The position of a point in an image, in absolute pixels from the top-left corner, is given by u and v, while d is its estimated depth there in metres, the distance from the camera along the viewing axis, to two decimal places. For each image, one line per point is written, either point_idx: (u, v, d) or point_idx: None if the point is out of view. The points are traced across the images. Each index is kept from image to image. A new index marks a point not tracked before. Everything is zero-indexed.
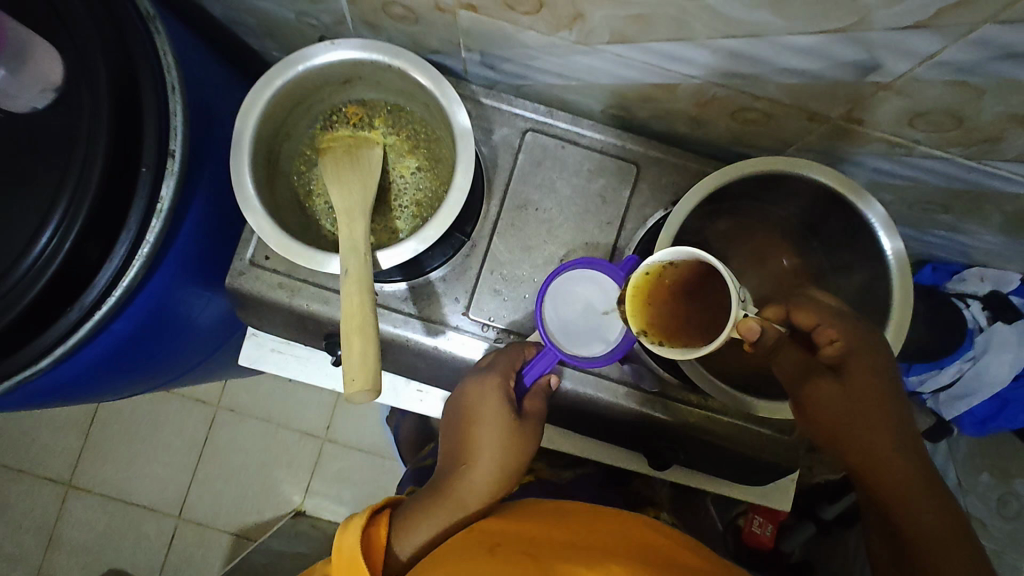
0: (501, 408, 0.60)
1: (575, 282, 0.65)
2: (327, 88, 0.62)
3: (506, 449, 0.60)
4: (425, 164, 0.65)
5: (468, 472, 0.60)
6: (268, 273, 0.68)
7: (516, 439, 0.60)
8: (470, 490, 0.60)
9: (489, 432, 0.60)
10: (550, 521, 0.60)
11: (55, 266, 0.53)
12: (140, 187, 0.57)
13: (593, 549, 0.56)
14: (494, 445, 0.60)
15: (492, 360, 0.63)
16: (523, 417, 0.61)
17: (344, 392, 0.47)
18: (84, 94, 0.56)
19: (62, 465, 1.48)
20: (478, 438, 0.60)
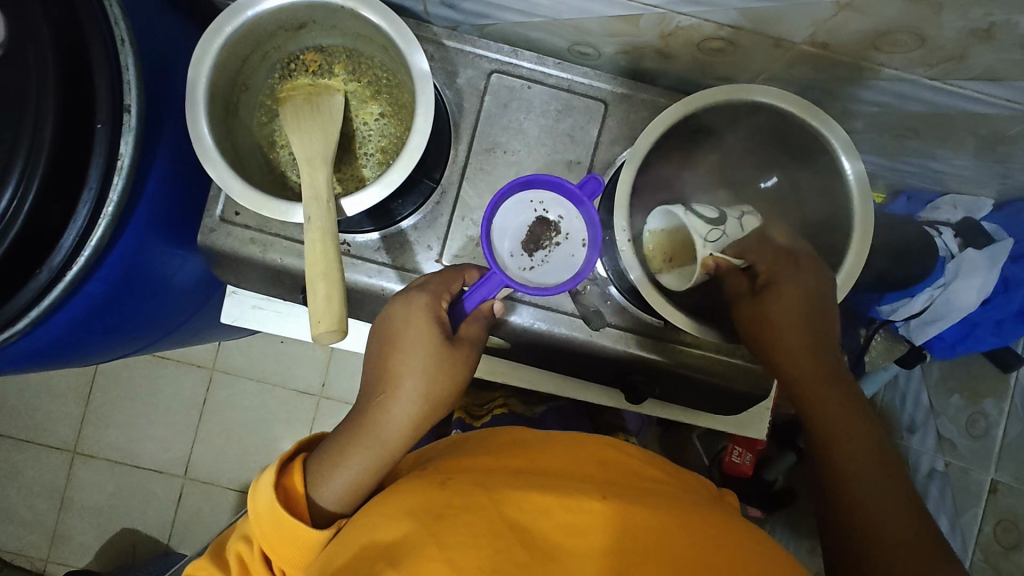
0: (426, 330, 0.57)
1: (527, 205, 0.64)
2: (281, 34, 0.61)
3: (434, 378, 0.57)
4: (388, 109, 0.64)
5: (391, 403, 0.57)
6: (238, 229, 0.68)
7: (445, 366, 0.57)
8: (394, 422, 0.58)
9: (412, 357, 0.57)
10: (499, 452, 0.62)
11: (17, 227, 0.52)
12: (97, 143, 0.57)
13: (542, 475, 0.58)
14: (418, 373, 0.57)
15: (422, 284, 0.60)
16: (457, 339, 0.58)
17: (311, 334, 0.48)
18: (30, 53, 0.54)
19: (65, 433, 1.52)
20: (400, 365, 0.57)
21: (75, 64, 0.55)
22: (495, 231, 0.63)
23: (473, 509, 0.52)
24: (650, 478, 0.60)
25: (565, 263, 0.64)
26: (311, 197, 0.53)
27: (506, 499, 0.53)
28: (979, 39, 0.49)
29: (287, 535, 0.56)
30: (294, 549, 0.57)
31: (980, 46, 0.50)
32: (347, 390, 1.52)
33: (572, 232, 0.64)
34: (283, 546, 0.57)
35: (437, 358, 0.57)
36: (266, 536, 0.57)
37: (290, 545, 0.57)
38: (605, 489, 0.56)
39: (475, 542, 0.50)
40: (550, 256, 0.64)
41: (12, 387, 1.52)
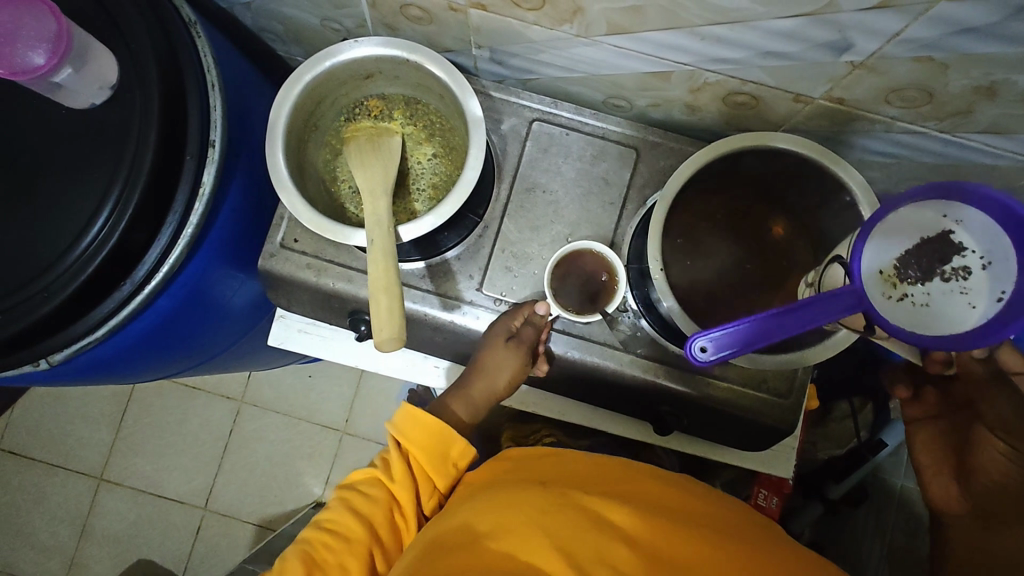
0: (501, 343, 0.69)
1: (930, 213, 0.50)
2: (351, 83, 0.69)
3: (499, 367, 0.70)
4: (440, 150, 0.71)
5: (482, 386, 0.72)
6: (296, 255, 0.74)
7: (501, 358, 0.69)
8: (490, 392, 0.72)
9: (495, 361, 0.70)
10: (578, 462, 0.66)
11: (108, 247, 0.59)
12: (185, 173, 0.63)
13: (624, 488, 0.62)
14: (501, 368, 0.70)
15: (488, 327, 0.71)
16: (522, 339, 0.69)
17: (374, 340, 0.52)
18: (137, 90, 0.62)
19: (93, 459, 1.55)
20: (491, 369, 0.70)
21: (174, 102, 0.62)
22: (869, 244, 0.51)
23: (572, 509, 0.57)
24: (695, 504, 0.61)
25: (960, 317, 0.49)
26: (376, 229, 0.58)
27: (598, 502, 0.58)
28: (983, 96, 0.55)
29: (437, 446, 0.70)
30: (441, 461, 0.70)
31: (985, 102, 0.55)
32: (370, 427, 1.55)
33: (982, 278, 0.49)
34: (430, 461, 0.69)
35: (498, 350, 0.69)
36: (416, 453, 0.70)
37: (439, 457, 0.70)
38: (677, 509, 0.60)
39: (584, 537, 0.54)
40: (917, 300, 0.50)
41: (46, 412, 1.56)
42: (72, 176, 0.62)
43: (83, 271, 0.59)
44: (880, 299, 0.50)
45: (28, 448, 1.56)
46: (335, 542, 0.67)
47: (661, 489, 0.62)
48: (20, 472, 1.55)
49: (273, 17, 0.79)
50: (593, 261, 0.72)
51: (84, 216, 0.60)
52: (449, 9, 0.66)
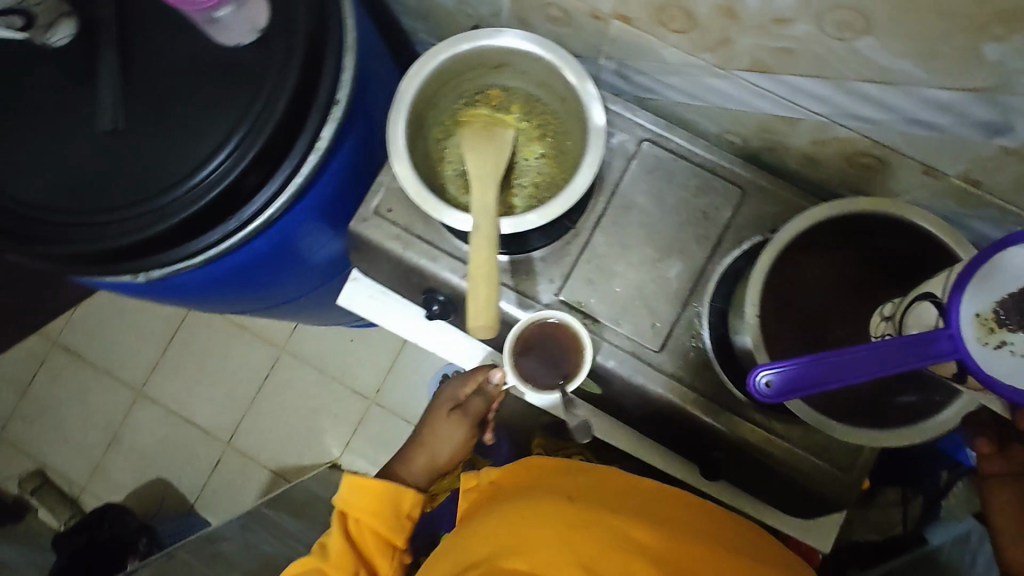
0: (450, 425, 0.86)
1: None
2: (479, 70, 0.69)
3: (444, 437, 0.86)
4: (549, 151, 0.71)
5: (410, 469, 0.87)
6: (387, 224, 0.75)
7: (445, 425, 0.86)
8: (443, 450, 0.87)
9: (436, 435, 0.86)
10: (600, 483, 0.69)
11: (227, 182, 0.62)
12: (307, 125, 0.65)
13: (644, 511, 0.65)
14: (440, 444, 0.87)
15: (465, 403, 0.85)
16: (466, 409, 0.84)
17: (470, 324, 0.55)
18: (283, 38, 0.64)
19: (137, 372, 1.63)
20: (433, 443, 0.87)
21: (313, 56, 0.64)
22: (970, 294, 0.44)
23: (596, 527, 0.60)
24: (718, 545, 0.62)
25: None
26: (484, 217, 0.59)
27: (621, 523, 0.61)
28: None
29: (387, 504, 0.81)
30: (393, 518, 0.81)
31: None
32: (398, 403, 1.56)
33: None
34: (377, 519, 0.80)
35: (444, 421, 0.86)
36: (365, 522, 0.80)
37: (389, 507, 0.81)
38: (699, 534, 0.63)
39: (609, 556, 0.57)
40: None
41: (104, 318, 1.65)
42: (202, 107, 0.63)
43: (202, 197, 0.62)
44: (973, 344, 0.44)
45: (82, 348, 1.64)
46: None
47: (675, 514, 0.66)
48: (70, 369, 1.64)
49: None
50: (558, 331, 0.71)
51: (209, 147, 0.63)
52: (591, 17, 0.66)
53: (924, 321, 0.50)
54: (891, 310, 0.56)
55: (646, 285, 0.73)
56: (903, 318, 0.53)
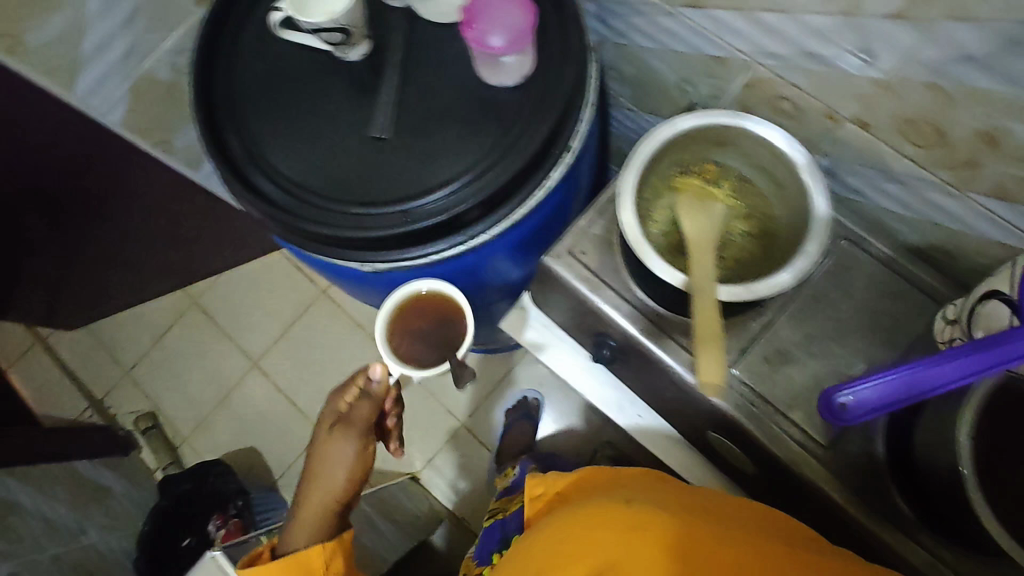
0: (339, 444, 0.83)
1: None
2: (703, 144, 0.74)
3: (339, 452, 0.83)
4: (751, 231, 0.75)
5: (330, 461, 0.84)
6: (578, 263, 0.81)
7: (332, 444, 0.83)
8: (335, 470, 0.83)
9: (341, 453, 0.83)
10: (673, 497, 0.66)
11: (472, 200, 0.70)
12: (545, 165, 0.73)
13: (715, 520, 0.61)
14: (338, 467, 0.83)
15: (348, 416, 0.84)
16: (355, 421, 0.84)
17: (702, 378, 0.65)
18: (545, 86, 0.72)
19: (257, 343, 1.75)
20: (324, 473, 0.84)
21: (567, 107, 0.72)
22: None
23: (653, 535, 0.57)
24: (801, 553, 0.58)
25: None
26: (708, 283, 0.66)
27: (689, 531, 0.58)
28: None
29: (302, 571, 0.78)
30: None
31: None
32: None
33: None
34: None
35: (331, 440, 0.84)
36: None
37: (307, 572, 0.79)
38: (774, 544, 0.59)
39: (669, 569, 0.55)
40: None
41: (240, 288, 1.79)
42: (462, 132, 0.72)
43: (452, 209, 0.70)
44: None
45: (215, 310, 1.79)
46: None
47: (744, 521, 0.63)
48: (200, 327, 1.78)
49: (637, 62, 0.89)
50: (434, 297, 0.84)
51: (461, 167, 0.71)
52: (824, 116, 0.70)
53: (992, 319, 0.55)
54: (956, 313, 0.61)
55: (822, 377, 0.73)
56: (970, 319, 0.58)
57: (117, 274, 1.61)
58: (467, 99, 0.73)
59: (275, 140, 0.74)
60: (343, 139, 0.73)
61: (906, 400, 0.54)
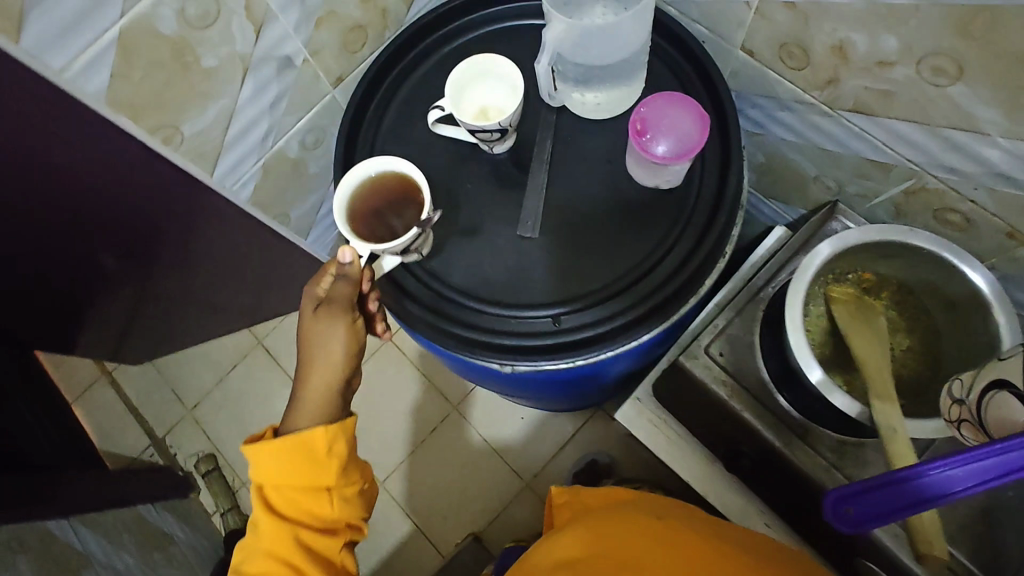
0: (328, 317, 0.62)
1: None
2: (867, 255, 0.70)
3: (324, 342, 0.62)
4: (913, 347, 0.71)
5: (326, 343, 0.62)
6: (716, 366, 0.78)
7: (324, 325, 0.62)
8: (325, 358, 0.63)
9: (331, 348, 0.63)
10: (672, 511, 0.70)
11: (630, 314, 0.66)
12: (695, 276, 0.65)
13: (700, 531, 0.66)
14: (335, 340, 0.63)
15: (328, 300, 0.62)
16: (331, 299, 0.62)
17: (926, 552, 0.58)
18: (702, 194, 0.68)
19: None
20: (319, 360, 0.63)
21: (724, 215, 0.65)
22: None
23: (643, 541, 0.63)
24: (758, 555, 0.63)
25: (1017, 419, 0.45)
26: (899, 425, 0.61)
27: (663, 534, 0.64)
28: None
29: (306, 456, 0.61)
30: (317, 467, 0.62)
31: None
32: None
33: None
34: (306, 472, 0.61)
35: (316, 321, 0.62)
36: (287, 484, 0.61)
37: (308, 459, 0.62)
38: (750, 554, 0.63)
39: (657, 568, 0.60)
40: None
41: None
42: (615, 236, 0.69)
43: (606, 323, 0.66)
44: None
45: (279, 353, 1.70)
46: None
47: (734, 534, 0.67)
48: (263, 369, 1.70)
49: (773, 152, 0.87)
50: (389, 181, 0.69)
51: (615, 273, 0.68)
52: (1002, 234, 0.67)
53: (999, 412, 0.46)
54: (962, 393, 0.52)
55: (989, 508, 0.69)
56: (982, 411, 0.48)
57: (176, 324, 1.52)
58: (617, 197, 0.70)
59: None
60: (491, 236, 0.71)
61: (914, 509, 0.51)
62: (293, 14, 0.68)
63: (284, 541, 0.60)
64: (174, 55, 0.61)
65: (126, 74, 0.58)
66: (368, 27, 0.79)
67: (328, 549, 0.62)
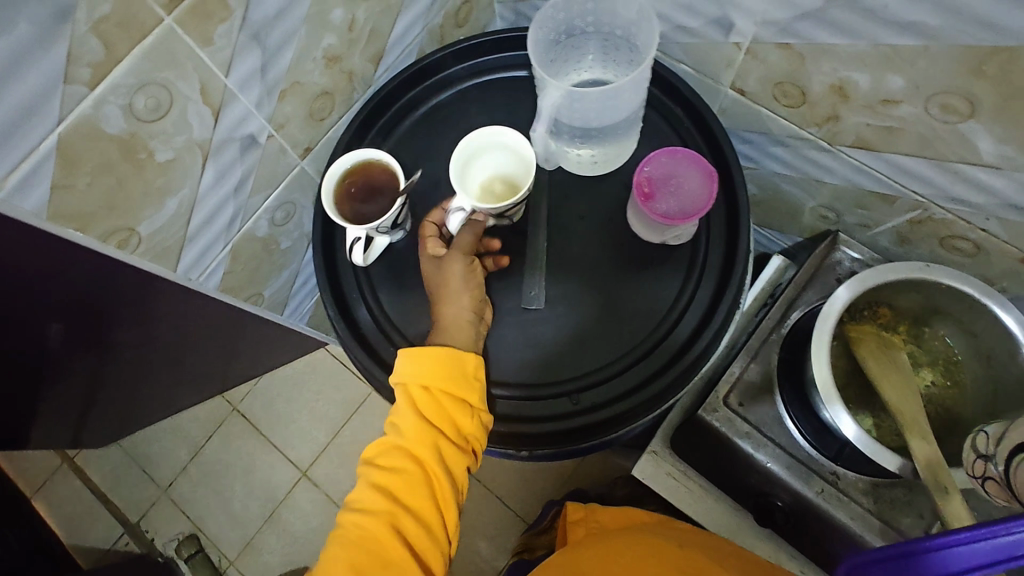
0: (456, 259, 0.62)
1: None
2: (882, 291, 0.68)
3: (456, 281, 0.61)
4: (940, 381, 0.68)
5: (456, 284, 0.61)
6: (737, 417, 0.74)
7: (452, 265, 0.61)
8: (456, 301, 0.61)
9: (461, 285, 0.61)
10: (683, 530, 0.72)
11: (645, 388, 0.61)
12: (713, 337, 0.61)
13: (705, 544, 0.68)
14: (465, 279, 0.62)
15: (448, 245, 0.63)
16: (449, 246, 0.63)
17: None
18: (713, 248, 0.64)
19: (306, 452, 1.46)
20: (452, 302, 0.61)
21: (738, 277, 0.62)
22: None
23: (647, 549, 0.67)
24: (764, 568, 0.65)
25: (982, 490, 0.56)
26: (948, 478, 0.57)
27: (666, 548, 0.67)
28: None
29: (454, 370, 0.59)
30: (465, 384, 0.59)
31: None
32: None
33: None
34: (457, 386, 0.59)
35: (442, 267, 0.62)
36: (437, 387, 0.59)
37: (460, 377, 0.59)
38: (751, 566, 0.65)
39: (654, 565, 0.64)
40: None
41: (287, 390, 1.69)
42: (625, 298, 0.65)
43: (622, 400, 0.61)
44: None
45: (258, 419, 1.50)
46: (394, 486, 0.58)
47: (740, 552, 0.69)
48: (244, 438, 1.49)
49: (763, 184, 0.85)
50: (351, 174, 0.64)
51: (629, 340, 0.63)
52: (1013, 259, 0.65)
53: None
54: (988, 449, 0.56)
55: None
56: (1010, 475, 0.53)
57: (140, 406, 1.29)
58: (623, 256, 0.66)
59: (414, 315, 0.67)
60: (494, 309, 0.66)
61: None
62: (254, 91, 0.62)
63: (425, 443, 0.58)
64: (125, 154, 0.54)
65: (70, 182, 0.51)
66: (335, 92, 0.73)
67: (458, 465, 0.59)
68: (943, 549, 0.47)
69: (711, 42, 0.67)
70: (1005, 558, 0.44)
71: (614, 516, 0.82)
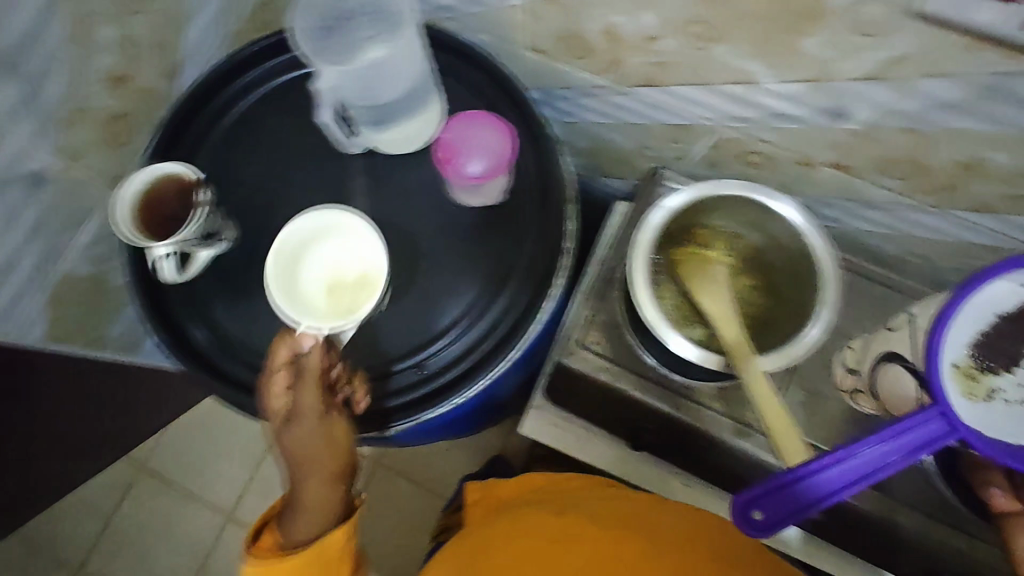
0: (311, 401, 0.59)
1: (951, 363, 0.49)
2: (695, 213, 0.74)
3: (314, 443, 0.60)
4: (756, 285, 0.76)
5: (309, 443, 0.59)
6: (592, 356, 0.78)
7: (310, 431, 0.59)
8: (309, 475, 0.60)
9: (314, 444, 0.60)
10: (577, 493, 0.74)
11: (484, 346, 0.65)
12: (544, 288, 0.65)
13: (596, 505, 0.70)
14: (320, 436, 0.60)
15: (297, 386, 0.59)
16: (298, 401, 0.59)
17: None
18: (529, 206, 0.68)
19: (228, 493, 1.36)
20: (305, 484, 0.61)
21: (556, 232, 0.66)
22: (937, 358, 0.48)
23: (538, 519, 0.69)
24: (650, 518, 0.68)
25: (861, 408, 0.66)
26: (756, 367, 0.63)
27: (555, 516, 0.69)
28: None
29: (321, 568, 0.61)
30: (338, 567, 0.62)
31: None
32: None
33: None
34: None
35: (292, 440, 0.59)
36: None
37: (331, 563, 0.61)
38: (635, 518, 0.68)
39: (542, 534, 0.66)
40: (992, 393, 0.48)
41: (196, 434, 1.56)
42: (457, 266, 0.67)
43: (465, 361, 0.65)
44: (962, 404, 0.49)
45: (169, 473, 1.36)
46: None
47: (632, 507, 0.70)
48: (156, 497, 1.36)
49: (588, 135, 0.89)
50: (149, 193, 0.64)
51: (466, 305, 0.66)
52: (797, 163, 0.72)
53: (895, 381, 0.57)
54: (854, 364, 0.65)
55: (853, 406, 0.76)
56: (873, 385, 0.61)
57: None
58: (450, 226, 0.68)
59: (258, 325, 0.66)
60: None
61: (800, 513, 0.53)
62: None
63: None
64: None
65: None
66: None
67: None
68: (813, 476, 0.52)
69: (496, 8, 0.70)
70: (874, 470, 0.51)
71: (512, 488, 0.82)
